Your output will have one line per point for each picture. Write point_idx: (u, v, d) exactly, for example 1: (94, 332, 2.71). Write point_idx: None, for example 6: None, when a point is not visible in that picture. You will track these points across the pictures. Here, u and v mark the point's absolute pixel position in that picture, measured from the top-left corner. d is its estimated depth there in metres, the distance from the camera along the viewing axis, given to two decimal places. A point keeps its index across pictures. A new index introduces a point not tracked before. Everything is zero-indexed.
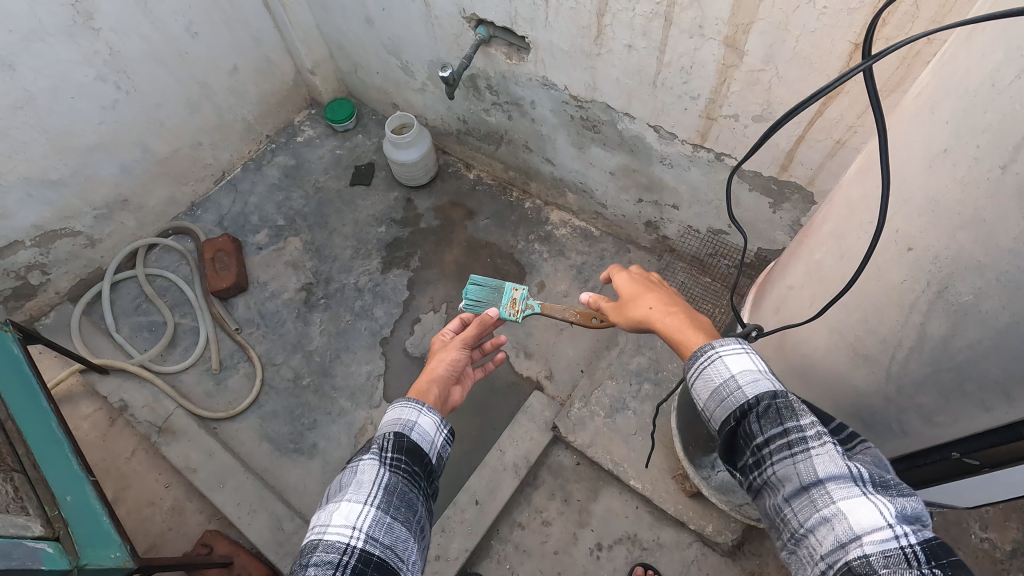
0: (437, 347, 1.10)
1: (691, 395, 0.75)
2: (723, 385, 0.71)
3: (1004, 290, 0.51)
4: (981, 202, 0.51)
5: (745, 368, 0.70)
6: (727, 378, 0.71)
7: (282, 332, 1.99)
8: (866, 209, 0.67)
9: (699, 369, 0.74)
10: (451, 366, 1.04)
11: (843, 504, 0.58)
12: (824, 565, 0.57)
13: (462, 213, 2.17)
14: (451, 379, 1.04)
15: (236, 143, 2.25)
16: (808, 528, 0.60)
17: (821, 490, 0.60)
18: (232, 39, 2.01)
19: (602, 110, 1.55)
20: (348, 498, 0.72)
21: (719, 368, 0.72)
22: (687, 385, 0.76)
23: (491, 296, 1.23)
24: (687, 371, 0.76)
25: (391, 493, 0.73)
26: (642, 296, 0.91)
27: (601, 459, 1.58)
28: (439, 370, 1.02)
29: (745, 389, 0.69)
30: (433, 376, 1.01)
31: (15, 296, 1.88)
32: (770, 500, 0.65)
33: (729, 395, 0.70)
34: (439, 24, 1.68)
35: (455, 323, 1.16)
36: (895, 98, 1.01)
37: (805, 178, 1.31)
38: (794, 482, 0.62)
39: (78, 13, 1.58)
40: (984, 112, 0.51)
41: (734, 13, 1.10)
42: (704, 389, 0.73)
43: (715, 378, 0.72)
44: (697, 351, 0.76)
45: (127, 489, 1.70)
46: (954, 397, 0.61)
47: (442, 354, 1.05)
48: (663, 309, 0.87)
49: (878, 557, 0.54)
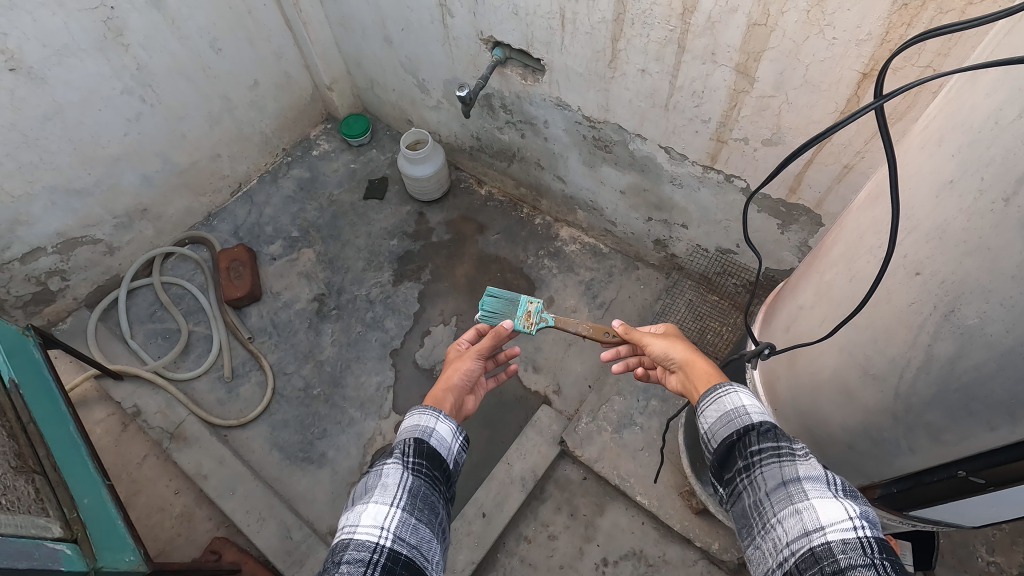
0: (453, 357, 1.13)
1: (701, 418, 0.85)
2: (734, 411, 0.81)
3: (1007, 314, 0.53)
4: (987, 232, 0.54)
5: (756, 403, 0.81)
6: (739, 406, 0.81)
7: (294, 342, 2.02)
8: (875, 235, 0.71)
9: (715, 398, 0.84)
10: (465, 375, 1.06)
11: (816, 501, 0.66)
12: (788, 551, 0.65)
13: (473, 227, 2.21)
14: (465, 388, 1.06)
15: (253, 155, 2.30)
16: (780, 520, 0.67)
17: (799, 489, 0.68)
18: (254, 55, 2.06)
19: (614, 130, 1.59)
20: (375, 500, 0.74)
21: (733, 398, 0.82)
22: (699, 411, 0.85)
23: (506, 308, 1.25)
24: (703, 400, 0.86)
25: (415, 496, 0.76)
26: (679, 343, 1.02)
27: (608, 474, 1.59)
28: (455, 378, 1.04)
29: (752, 415, 0.79)
30: (448, 385, 1.03)
31: (34, 301, 1.92)
32: (750, 498, 0.72)
33: (737, 418, 0.80)
34: (457, 45, 1.72)
35: (469, 334, 1.19)
36: (902, 126, 1.05)
37: (813, 200, 1.34)
38: (775, 481, 0.70)
39: (110, 30, 1.64)
40: (988, 147, 0.55)
41: (746, 40, 1.14)
42: (715, 413, 0.83)
43: (728, 405, 0.82)
44: (717, 385, 0.85)
45: (137, 495, 1.72)
46: (960, 416, 0.62)
47: (457, 363, 1.08)
48: (695, 356, 0.98)
49: (838, 545, 0.61)
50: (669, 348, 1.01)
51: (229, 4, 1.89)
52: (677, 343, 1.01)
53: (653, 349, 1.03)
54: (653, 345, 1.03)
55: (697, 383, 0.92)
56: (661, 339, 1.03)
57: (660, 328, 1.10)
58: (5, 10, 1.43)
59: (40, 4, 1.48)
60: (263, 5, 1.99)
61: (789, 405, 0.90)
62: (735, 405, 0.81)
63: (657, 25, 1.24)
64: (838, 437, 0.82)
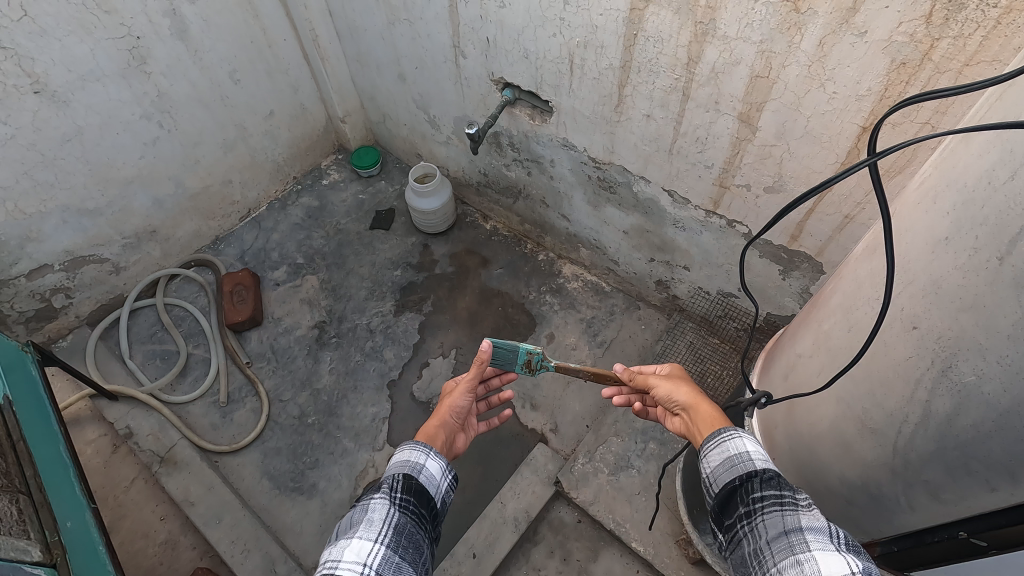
0: (447, 391, 1.12)
1: (704, 460, 0.83)
2: (737, 456, 0.79)
3: (1003, 373, 0.53)
4: (981, 290, 0.54)
5: (761, 449, 0.79)
6: (742, 451, 0.79)
7: (292, 369, 2.01)
8: (872, 286, 0.72)
9: (718, 442, 0.83)
10: (458, 412, 1.06)
11: (818, 552, 0.63)
12: None
13: (477, 261, 2.22)
14: (457, 425, 1.05)
15: (264, 183, 2.35)
16: (780, 570, 0.65)
17: (800, 539, 0.66)
18: (271, 87, 2.13)
19: (618, 172, 1.62)
20: (359, 535, 0.73)
21: (737, 443, 0.81)
22: (703, 455, 0.84)
23: (508, 355, 1.16)
24: (707, 442, 0.84)
25: (400, 533, 0.74)
26: (684, 386, 1.00)
27: (603, 518, 1.56)
28: (447, 415, 1.04)
29: (755, 461, 0.77)
30: (441, 421, 1.03)
31: (36, 317, 1.93)
32: (750, 545, 0.71)
33: (739, 463, 0.78)
34: (469, 85, 1.77)
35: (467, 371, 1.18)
36: (900, 180, 1.06)
37: (814, 248, 1.35)
38: (777, 530, 0.68)
39: (134, 58, 1.70)
40: (981, 207, 0.56)
41: (748, 91, 1.17)
42: (718, 456, 0.81)
43: (731, 449, 0.81)
44: (723, 429, 0.84)
45: (122, 519, 1.68)
46: (959, 475, 0.61)
47: (450, 399, 1.07)
48: (700, 400, 0.96)
49: None
50: (673, 390, 1.00)
51: (250, 38, 1.96)
52: (681, 386, 1.00)
53: (657, 391, 1.02)
54: (658, 387, 1.02)
55: (701, 426, 0.91)
56: (666, 381, 1.02)
57: (664, 369, 1.09)
58: (36, 35, 1.48)
59: (69, 32, 1.54)
60: (283, 40, 2.07)
61: (787, 455, 0.89)
62: (740, 449, 0.80)
63: (662, 74, 1.27)
64: (836, 490, 0.80)
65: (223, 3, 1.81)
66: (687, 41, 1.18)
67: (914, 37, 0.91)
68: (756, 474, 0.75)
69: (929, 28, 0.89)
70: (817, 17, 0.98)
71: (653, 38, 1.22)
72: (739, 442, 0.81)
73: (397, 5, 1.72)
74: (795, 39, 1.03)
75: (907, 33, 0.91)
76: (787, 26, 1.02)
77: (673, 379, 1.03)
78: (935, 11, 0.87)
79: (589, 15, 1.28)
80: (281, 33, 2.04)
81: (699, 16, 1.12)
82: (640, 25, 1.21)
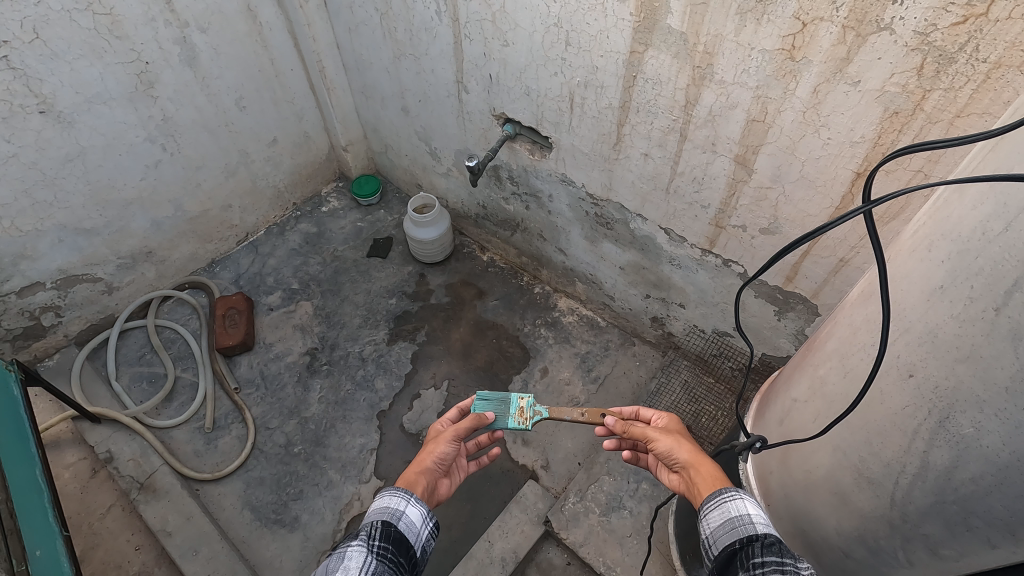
0: (431, 436, 1.09)
1: (704, 520, 0.82)
2: (738, 518, 0.78)
3: (1003, 427, 0.53)
4: (978, 339, 0.55)
5: (761, 512, 0.77)
6: (743, 513, 0.78)
7: (281, 396, 1.98)
8: (867, 332, 0.71)
9: (717, 502, 0.81)
10: (440, 459, 1.02)
11: None
12: None
13: (473, 292, 2.22)
14: (439, 471, 1.02)
15: (264, 208, 2.36)
16: None
17: None
18: (277, 116, 2.16)
19: (616, 209, 1.63)
20: None
21: (738, 504, 0.79)
22: (701, 514, 0.82)
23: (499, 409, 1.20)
24: (707, 501, 0.82)
25: None
26: (684, 442, 0.96)
27: (594, 561, 1.51)
28: (429, 461, 1.01)
29: (757, 524, 0.75)
30: (422, 467, 1.00)
31: (24, 336, 1.90)
32: None
33: (740, 526, 0.76)
34: (471, 119, 1.80)
35: (451, 412, 1.14)
36: (895, 225, 1.06)
37: (809, 291, 1.35)
38: None
39: (141, 83, 1.72)
40: (976, 257, 0.56)
41: (745, 134, 1.19)
42: (718, 517, 0.80)
43: (732, 511, 0.79)
44: (724, 488, 0.82)
45: (94, 549, 1.61)
46: (959, 531, 0.60)
47: (432, 445, 1.04)
48: (702, 460, 0.92)
49: None
50: (673, 446, 0.95)
51: (258, 67, 2.00)
52: (682, 442, 0.96)
53: (655, 445, 0.98)
54: (657, 441, 0.98)
55: (702, 486, 0.87)
56: (665, 436, 0.97)
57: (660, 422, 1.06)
58: (47, 58, 1.51)
59: (80, 56, 1.57)
60: (290, 70, 2.10)
61: (783, 504, 0.87)
62: (744, 513, 0.78)
63: (660, 115, 1.29)
64: (832, 542, 0.78)
65: (233, 33, 1.86)
66: (685, 85, 1.20)
67: (906, 89, 0.93)
68: (759, 544, 0.72)
69: (920, 80, 0.91)
70: (812, 66, 1.00)
71: (652, 80, 1.24)
72: (743, 503, 0.79)
73: (403, 41, 1.76)
74: (790, 86, 1.06)
75: (899, 84, 0.94)
76: (782, 73, 1.05)
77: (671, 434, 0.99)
78: (926, 64, 0.89)
79: (590, 57, 1.31)
80: (289, 64, 2.08)
81: (697, 61, 1.15)
82: (640, 67, 1.24)
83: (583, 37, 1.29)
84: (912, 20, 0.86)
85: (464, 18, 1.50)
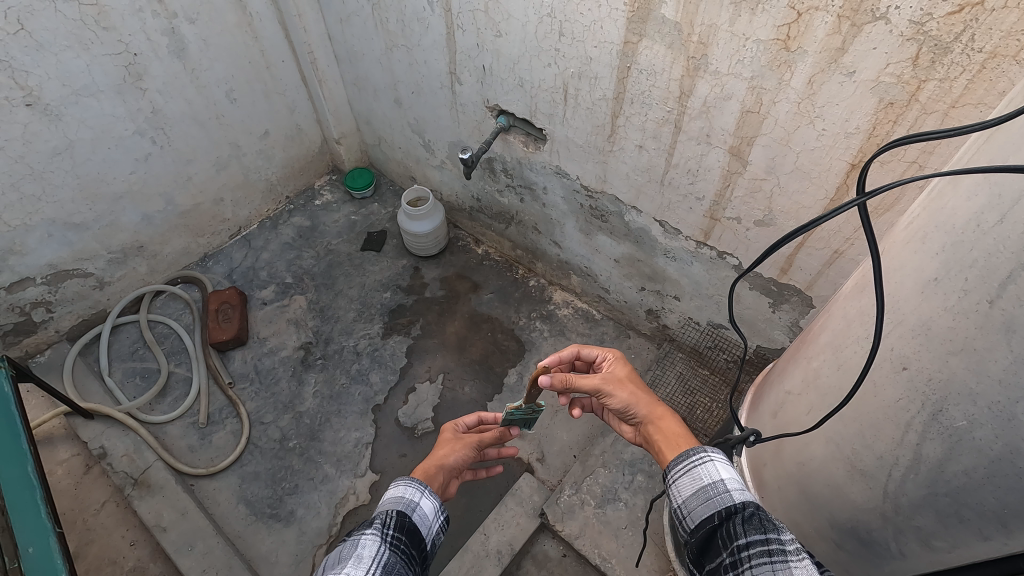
0: (449, 437, 1.11)
1: (677, 491, 0.80)
2: (712, 488, 0.77)
3: (997, 420, 0.53)
4: (972, 332, 0.54)
5: (734, 477, 0.77)
6: (717, 481, 0.77)
7: (275, 391, 1.97)
8: (861, 325, 0.71)
9: (688, 466, 0.82)
10: (460, 460, 1.04)
11: None
12: None
13: (467, 285, 2.21)
14: (456, 471, 1.04)
15: (256, 202, 2.33)
16: None
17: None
18: (268, 108, 2.14)
19: (611, 201, 1.62)
20: (348, 571, 0.69)
21: (710, 472, 0.79)
22: (671, 480, 0.82)
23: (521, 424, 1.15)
24: (675, 465, 0.83)
25: (390, 572, 0.71)
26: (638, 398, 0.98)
27: (589, 553, 1.51)
28: (450, 459, 1.03)
29: (732, 492, 0.75)
30: (443, 463, 1.02)
31: (14, 332, 1.89)
32: None
33: (716, 497, 0.76)
34: (464, 111, 1.79)
35: (471, 419, 1.18)
36: (889, 217, 1.06)
37: (804, 283, 1.35)
38: None
39: (129, 75, 1.70)
40: (970, 248, 0.56)
41: (739, 125, 1.18)
42: (692, 488, 0.79)
43: (705, 479, 0.78)
44: (691, 451, 0.83)
45: (89, 545, 1.60)
46: (951, 522, 0.60)
47: (455, 445, 1.07)
48: (660, 414, 0.95)
49: None
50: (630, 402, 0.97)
51: (248, 59, 1.97)
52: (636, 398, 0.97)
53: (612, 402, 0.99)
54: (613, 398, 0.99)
55: (664, 448, 0.89)
56: (620, 390, 0.99)
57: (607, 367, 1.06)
58: (31, 50, 1.48)
59: (66, 47, 1.54)
60: (281, 62, 2.08)
61: (777, 495, 0.87)
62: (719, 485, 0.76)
63: (654, 106, 1.28)
64: (825, 533, 0.78)
65: (223, 24, 1.83)
66: (679, 76, 1.19)
67: (901, 79, 0.93)
68: (740, 521, 0.70)
69: (915, 70, 0.91)
70: (807, 56, 1.00)
71: (646, 71, 1.23)
72: (716, 470, 0.78)
73: (395, 31, 1.74)
74: (785, 76, 1.05)
75: (894, 74, 0.93)
76: (777, 64, 1.04)
77: (624, 388, 1.00)
78: (922, 54, 0.88)
79: (584, 47, 1.30)
80: (280, 55, 2.05)
81: (691, 51, 1.14)
82: (634, 58, 1.23)
83: (576, 27, 1.27)
84: (907, 9, 0.86)
85: (455, 8, 1.49)
